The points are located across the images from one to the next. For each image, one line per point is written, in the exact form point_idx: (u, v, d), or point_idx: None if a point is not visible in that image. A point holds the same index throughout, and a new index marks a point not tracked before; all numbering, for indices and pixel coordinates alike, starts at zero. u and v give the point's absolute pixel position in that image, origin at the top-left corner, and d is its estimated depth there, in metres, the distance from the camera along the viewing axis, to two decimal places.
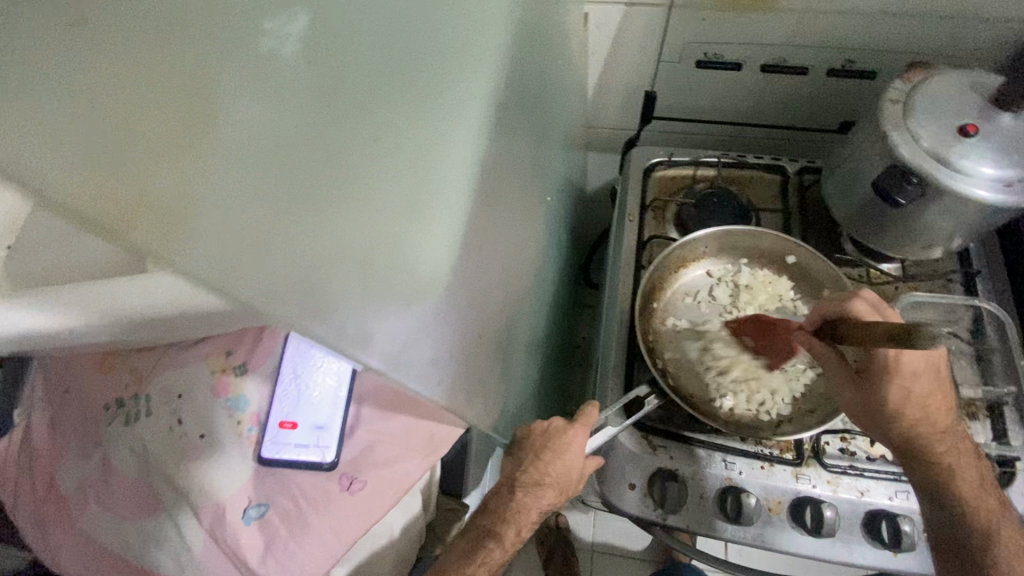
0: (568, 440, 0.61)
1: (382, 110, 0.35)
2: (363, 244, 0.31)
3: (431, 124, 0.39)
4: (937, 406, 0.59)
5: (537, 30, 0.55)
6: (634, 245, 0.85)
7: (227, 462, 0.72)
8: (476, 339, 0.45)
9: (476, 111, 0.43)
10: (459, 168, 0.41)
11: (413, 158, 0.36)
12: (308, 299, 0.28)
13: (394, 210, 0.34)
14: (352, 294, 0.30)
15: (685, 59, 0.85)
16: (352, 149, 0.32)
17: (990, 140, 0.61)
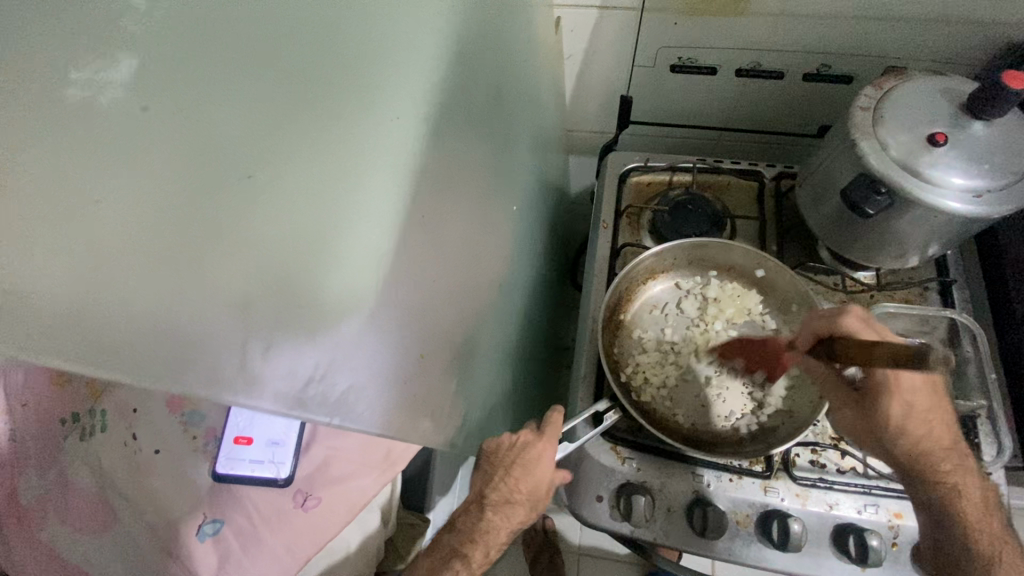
0: (536, 458, 0.58)
1: (279, 132, 0.34)
2: (247, 276, 0.30)
3: (342, 131, 0.36)
4: (937, 422, 0.56)
5: (493, 39, 0.54)
6: (608, 252, 0.84)
7: (183, 476, 0.76)
8: (420, 359, 0.43)
9: (407, 107, 0.39)
10: (385, 170, 0.37)
11: (316, 173, 0.34)
12: (175, 349, 0.28)
13: (294, 231, 0.32)
14: (228, 333, 0.29)
15: (659, 63, 0.83)
16: (232, 180, 0.32)
17: (959, 149, 0.60)
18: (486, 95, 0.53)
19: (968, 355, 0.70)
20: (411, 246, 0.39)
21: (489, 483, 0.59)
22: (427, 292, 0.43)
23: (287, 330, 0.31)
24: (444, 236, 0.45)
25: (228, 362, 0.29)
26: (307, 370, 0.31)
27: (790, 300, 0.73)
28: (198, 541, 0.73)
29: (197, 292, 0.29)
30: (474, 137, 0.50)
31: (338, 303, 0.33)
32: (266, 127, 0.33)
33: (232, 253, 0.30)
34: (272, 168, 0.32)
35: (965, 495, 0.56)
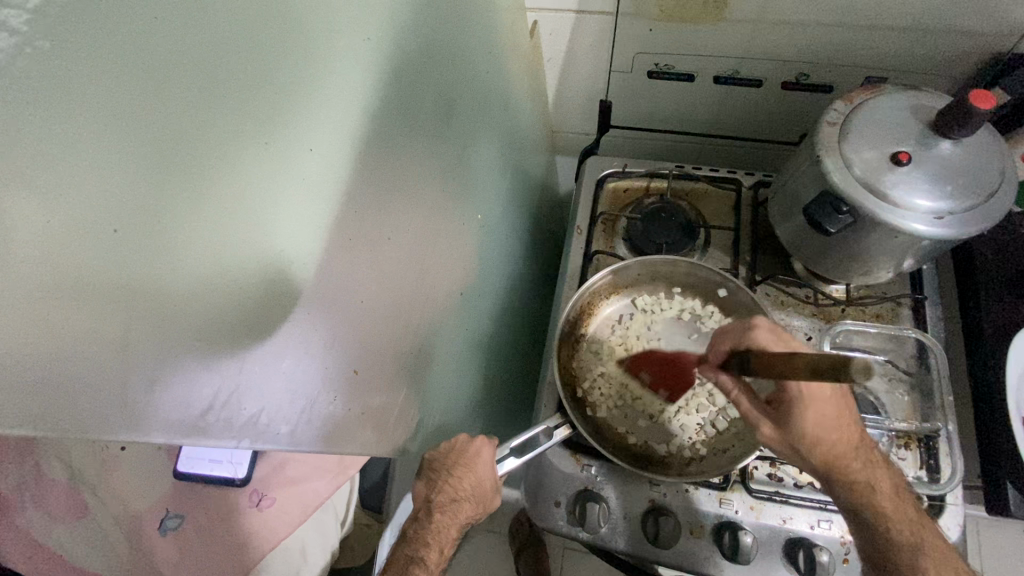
0: (475, 456, 0.62)
1: (224, 135, 0.29)
2: (181, 299, 0.27)
3: (283, 138, 0.33)
4: (845, 423, 0.53)
5: (445, 54, 0.54)
6: (580, 258, 0.83)
7: (148, 473, 0.80)
8: (356, 376, 0.44)
9: (341, 115, 0.39)
10: (320, 184, 0.37)
11: (247, 181, 0.31)
12: (106, 403, 0.25)
13: (221, 248, 0.30)
14: (156, 361, 0.26)
15: (637, 68, 0.83)
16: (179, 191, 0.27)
17: (922, 168, 0.59)
18: (437, 110, 0.53)
19: (934, 374, 0.70)
20: (332, 277, 0.39)
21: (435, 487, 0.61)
22: (365, 311, 0.44)
23: (201, 359, 0.29)
24: (382, 255, 0.45)
25: (118, 420, 0.26)
26: (205, 399, 0.29)
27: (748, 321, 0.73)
28: (159, 536, 0.77)
29: (82, 364, 0.24)
30: (421, 154, 0.51)
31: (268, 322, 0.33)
32: (180, 159, 0.27)
33: (142, 314, 0.25)
34: (186, 209, 0.27)
35: (878, 490, 0.54)
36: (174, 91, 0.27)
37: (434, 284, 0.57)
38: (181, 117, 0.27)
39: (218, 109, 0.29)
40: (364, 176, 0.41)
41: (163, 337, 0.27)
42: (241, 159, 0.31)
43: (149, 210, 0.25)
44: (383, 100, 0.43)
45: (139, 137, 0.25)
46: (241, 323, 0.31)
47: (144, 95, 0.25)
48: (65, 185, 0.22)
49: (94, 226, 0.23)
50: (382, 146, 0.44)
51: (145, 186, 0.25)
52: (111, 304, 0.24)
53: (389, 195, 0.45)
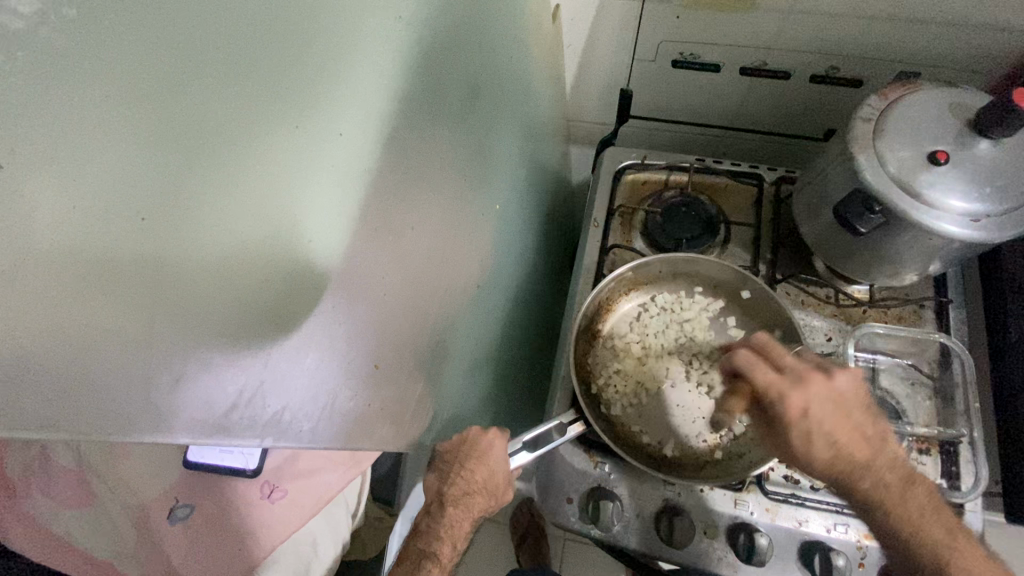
0: (486, 449, 0.58)
1: (256, 117, 0.28)
2: (206, 292, 0.26)
3: (315, 121, 0.32)
4: (853, 434, 0.50)
5: (471, 36, 0.52)
6: (597, 251, 0.82)
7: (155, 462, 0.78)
8: (376, 371, 0.43)
9: (374, 99, 0.37)
10: (349, 172, 0.35)
11: (277, 166, 0.29)
12: (131, 403, 0.24)
13: (248, 239, 0.28)
14: (186, 354, 0.25)
15: (661, 57, 0.80)
16: (206, 176, 0.25)
17: (961, 169, 0.57)
18: (460, 96, 0.51)
19: (957, 379, 0.68)
20: (357, 269, 0.37)
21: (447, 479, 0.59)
22: (387, 303, 0.42)
23: (224, 353, 0.27)
24: (404, 245, 0.44)
25: (145, 421, 0.24)
26: (230, 396, 0.28)
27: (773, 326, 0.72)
28: (168, 526, 0.76)
29: (109, 359, 0.22)
30: (444, 141, 0.49)
31: (296, 314, 0.32)
32: (209, 141, 0.25)
33: (167, 306, 0.24)
34: (213, 193, 0.26)
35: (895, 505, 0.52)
36: (202, 68, 0.25)
37: (453, 275, 0.56)
38: (211, 97, 0.26)
39: (246, 88, 0.27)
40: (391, 163, 0.39)
41: (190, 329, 0.25)
42: (272, 143, 0.29)
43: (175, 193, 0.24)
44: (410, 85, 0.41)
45: (167, 117, 0.24)
46: (269, 314, 0.30)
47: (173, 73, 0.24)
48: (88, 162, 0.21)
49: (120, 208, 0.22)
50: (408, 132, 0.42)
51: (172, 165, 0.24)
52: (136, 292, 0.23)
53: (413, 183, 0.43)
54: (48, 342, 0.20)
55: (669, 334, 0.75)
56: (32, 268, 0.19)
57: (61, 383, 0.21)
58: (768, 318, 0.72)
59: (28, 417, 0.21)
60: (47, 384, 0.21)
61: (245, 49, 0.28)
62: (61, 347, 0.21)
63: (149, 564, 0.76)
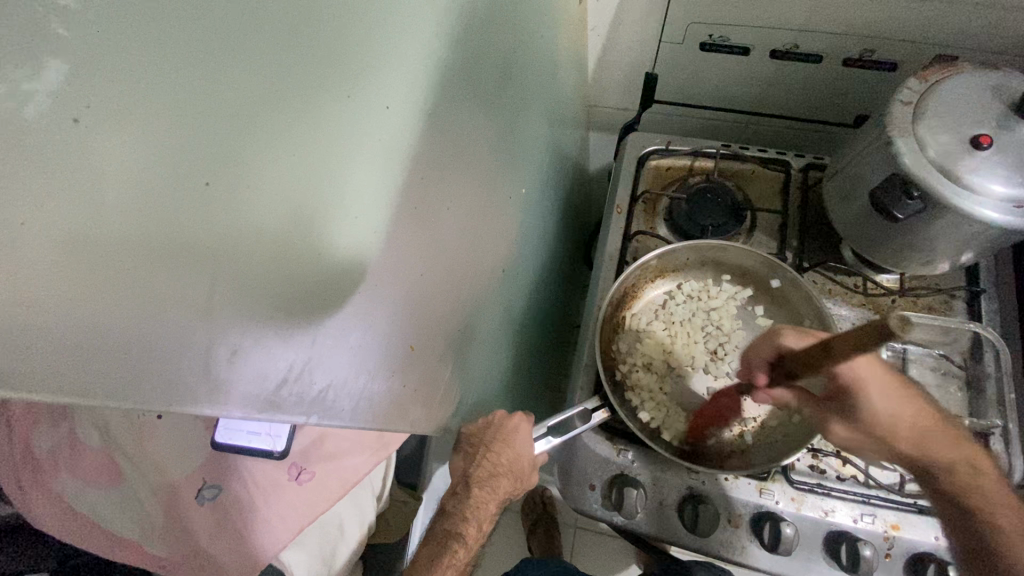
0: (513, 429, 0.58)
1: (306, 79, 0.27)
2: (255, 260, 0.25)
3: (362, 85, 0.30)
4: (907, 404, 0.55)
5: (505, 14, 0.51)
6: (621, 238, 0.81)
7: (182, 444, 0.79)
8: (411, 353, 0.43)
9: (418, 62, 0.35)
10: (394, 139, 0.34)
11: (329, 131, 0.28)
12: (181, 374, 0.23)
13: (299, 208, 0.27)
14: (233, 323, 0.24)
15: (689, 40, 0.78)
16: (257, 140, 0.24)
17: (1005, 153, 0.55)
18: (493, 75, 0.50)
19: (990, 370, 0.67)
20: (399, 245, 0.36)
21: (472, 460, 0.58)
22: (423, 283, 0.42)
23: (273, 326, 0.27)
24: (439, 227, 0.43)
25: (198, 391, 0.24)
26: (281, 371, 0.27)
27: (800, 316, 0.71)
28: (197, 506, 0.77)
29: (165, 328, 0.22)
30: (478, 121, 0.48)
31: (343, 289, 0.31)
32: (259, 111, 0.25)
33: (220, 275, 0.23)
34: (264, 161, 0.25)
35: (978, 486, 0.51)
36: (257, 34, 0.25)
37: (481, 259, 0.55)
38: (262, 64, 0.25)
39: (297, 56, 0.26)
40: (430, 137, 0.38)
41: (238, 300, 0.24)
42: (323, 114, 0.28)
43: (224, 160, 0.23)
44: (450, 60, 0.40)
45: (219, 79, 0.23)
46: (319, 292, 0.29)
47: (226, 37, 0.23)
48: (147, 124, 0.20)
49: (173, 171, 0.21)
50: (446, 110, 0.41)
51: (222, 131, 0.23)
52: (182, 261, 0.22)
53: (449, 164, 0.43)
54: (103, 306, 0.20)
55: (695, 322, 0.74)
56: (92, 230, 0.19)
57: (112, 349, 0.21)
58: (797, 309, 0.71)
59: (82, 381, 0.20)
60: (103, 348, 0.20)
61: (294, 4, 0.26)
62: (116, 312, 0.20)
63: (174, 544, 0.76)
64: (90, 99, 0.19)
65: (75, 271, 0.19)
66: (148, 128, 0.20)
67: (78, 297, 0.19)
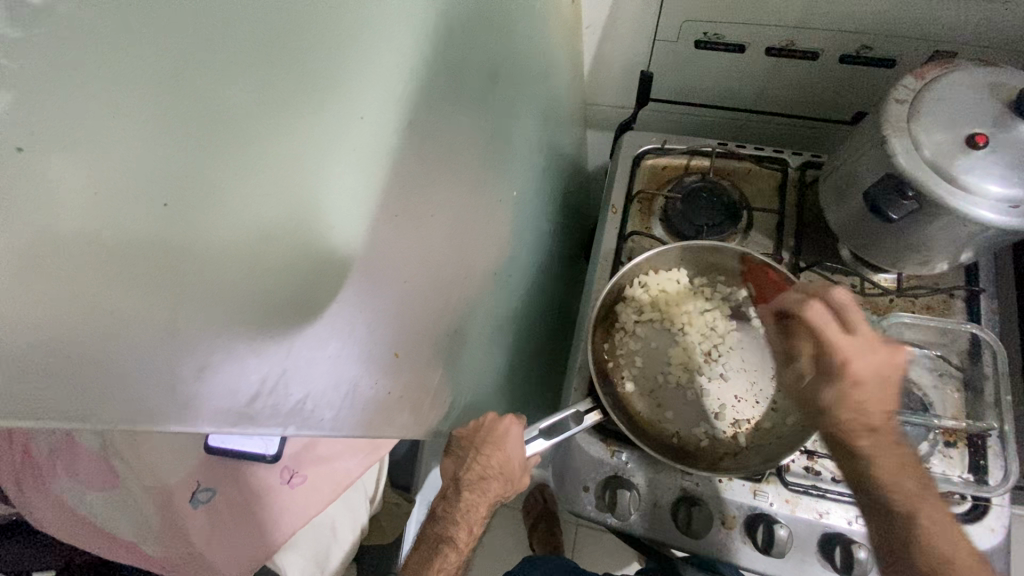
0: (504, 432, 0.58)
1: (275, 92, 0.27)
2: (223, 275, 0.25)
3: (333, 96, 0.30)
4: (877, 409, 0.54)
5: (491, 17, 0.50)
6: (616, 238, 0.80)
7: (177, 448, 0.79)
8: (396, 360, 0.42)
9: (395, 70, 0.35)
10: (368, 148, 0.34)
11: (298, 143, 0.28)
12: (147, 390, 0.23)
13: (268, 221, 0.27)
14: (200, 340, 0.24)
15: (683, 38, 0.78)
16: (224, 156, 0.24)
17: (1000, 152, 0.54)
18: (480, 79, 0.50)
19: (988, 371, 0.67)
20: (379, 252, 0.36)
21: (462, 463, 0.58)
22: (407, 291, 0.42)
23: (247, 342, 0.27)
24: (424, 232, 0.43)
25: (167, 409, 0.24)
26: (253, 385, 0.28)
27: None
28: (191, 509, 0.78)
29: (128, 346, 0.22)
30: (464, 125, 0.47)
31: (317, 299, 0.31)
32: (230, 129, 0.25)
33: (184, 292, 0.23)
34: (234, 175, 0.25)
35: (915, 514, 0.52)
36: (224, 51, 0.25)
37: (471, 262, 0.55)
38: (229, 78, 0.25)
39: (265, 71, 0.26)
40: (411, 145, 0.38)
41: (212, 314, 0.25)
42: (294, 128, 0.28)
43: (193, 176, 0.23)
44: (431, 67, 0.40)
45: (186, 96, 0.23)
46: (292, 303, 0.30)
47: (191, 55, 0.23)
48: (110, 149, 0.20)
49: (139, 192, 0.21)
50: (427, 115, 0.40)
51: (191, 150, 0.23)
52: (148, 279, 0.22)
53: (433, 169, 0.42)
54: (73, 331, 0.20)
55: (689, 323, 0.74)
56: (46, 257, 0.19)
57: (82, 368, 0.21)
58: None
59: (54, 407, 0.21)
60: (77, 373, 0.21)
61: (263, 20, 0.27)
62: (85, 336, 0.20)
63: (171, 546, 0.77)
64: (44, 133, 0.19)
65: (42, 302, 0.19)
66: (109, 151, 0.20)
67: (35, 319, 0.19)
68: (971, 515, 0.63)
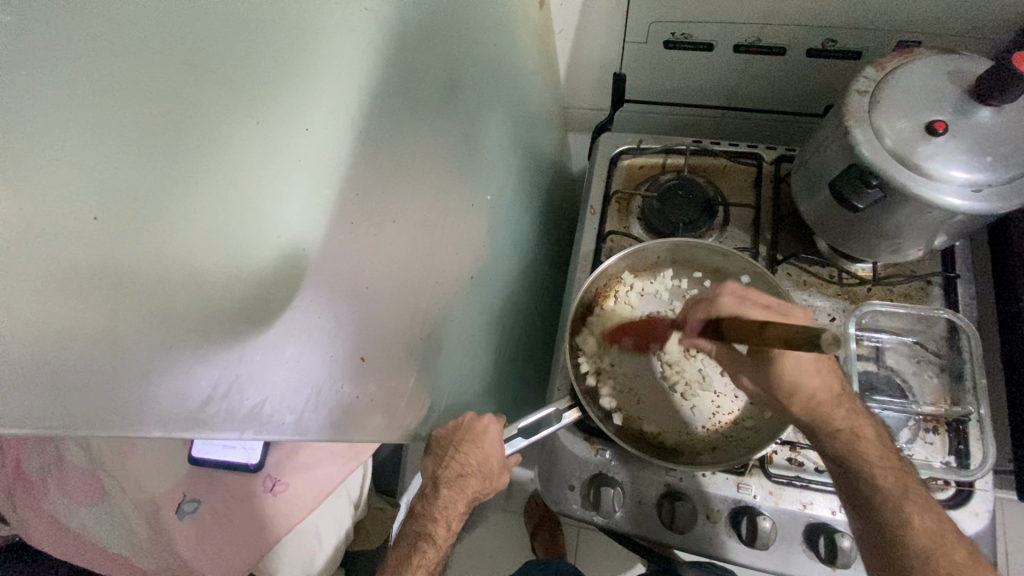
0: (482, 430, 0.59)
1: (215, 107, 0.28)
2: (166, 287, 0.26)
3: (277, 107, 0.32)
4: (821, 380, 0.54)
5: (449, 29, 0.52)
6: (594, 238, 0.81)
7: (164, 463, 0.81)
8: (362, 364, 0.43)
9: (344, 83, 0.37)
10: (318, 160, 0.35)
11: (239, 157, 0.30)
12: (92, 398, 0.24)
13: (210, 232, 0.28)
14: (148, 349, 0.26)
15: (652, 39, 0.79)
16: (163, 169, 0.26)
17: (959, 138, 0.55)
18: (440, 88, 0.51)
19: (966, 356, 0.67)
20: (335, 261, 0.37)
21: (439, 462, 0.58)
22: (370, 295, 0.42)
23: (194, 348, 0.28)
24: (385, 237, 0.43)
25: (117, 416, 0.25)
26: (204, 389, 0.29)
27: None
28: (176, 520, 0.80)
29: (74, 356, 0.23)
30: (426, 135, 0.48)
31: (267, 307, 0.32)
32: (167, 144, 0.26)
33: (126, 302, 0.24)
34: (174, 189, 0.26)
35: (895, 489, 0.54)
36: (156, 68, 0.26)
37: (442, 266, 0.55)
38: (163, 97, 0.26)
39: (201, 87, 0.27)
40: (366, 155, 0.39)
41: (157, 324, 0.26)
42: (233, 140, 0.29)
43: (131, 191, 0.24)
44: (385, 80, 0.41)
45: (120, 119, 0.24)
46: (241, 310, 0.31)
47: (127, 76, 0.24)
48: (44, 174, 0.22)
49: (73, 210, 0.23)
50: (383, 125, 0.41)
51: (129, 167, 0.24)
52: (85, 292, 0.23)
53: (393, 176, 0.43)
54: (22, 347, 0.22)
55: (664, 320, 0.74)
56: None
57: (29, 379, 0.22)
58: None
59: (14, 418, 0.22)
60: (33, 387, 0.22)
61: (201, 39, 0.28)
62: (34, 351, 0.22)
63: (160, 554, 0.79)
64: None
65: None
66: (38, 173, 0.22)
67: None
68: (954, 500, 0.63)
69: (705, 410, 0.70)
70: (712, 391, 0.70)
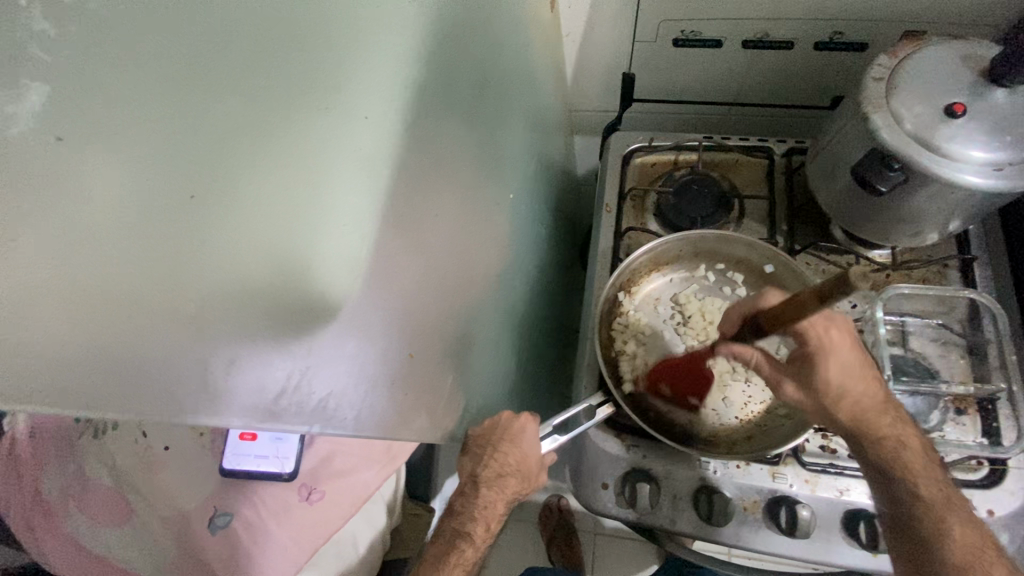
0: (520, 428, 0.58)
1: (277, 99, 0.30)
2: (242, 265, 0.28)
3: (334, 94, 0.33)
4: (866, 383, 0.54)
5: (477, 28, 0.52)
6: (612, 236, 0.81)
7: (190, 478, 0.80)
8: (409, 360, 0.43)
9: (396, 71, 0.37)
10: (378, 148, 0.35)
11: (303, 146, 0.31)
12: (173, 365, 0.27)
13: (282, 218, 0.30)
14: (225, 324, 0.28)
15: (661, 38, 0.80)
16: (233, 157, 0.28)
17: (978, 119, 0.56)
18: (470, 86, 0.51)
19: (989, 336, 0.67)
20: (390, 252, 0.37)
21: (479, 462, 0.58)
22: (418, 289, 0.42)
23: (270, 340, 0.30)
24: (427, 231, 0.43)
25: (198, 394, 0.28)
26: (279, 381, 0.31)
27: None
28: (208, 534, 0.78)
29: (152, 326, 0.26)
30: (460, 132, 0.48)
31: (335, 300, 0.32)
32: (233, 135, 0.28)
33: (205, 277, 0.27)
34: (245, 178, 0.29)
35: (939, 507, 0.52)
36: (221, 65, 0.29)
37: (475, 264, 0.55)
38: (224, 92, 0.28)
39: (262, 84, 0.30)
40: (415, 148, 0.39)
41: (229, 304, 0.28)
42: (297, 130, 0.31)
43: (205, 178, 0.27)
44: (427, 74, 0.41)
45: (189, 112, 0.27)
46: (308, 297, 0.31)
47: (196, 75, 0.28)
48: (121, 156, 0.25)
49: (157, 193, 0.26)
50: (425, 119, 0.41)
51: (199, 154, 0.27)
52: (163, 273, 0.26)
53: (434, 171, 0.43)
54: (93, 315, 0.25)
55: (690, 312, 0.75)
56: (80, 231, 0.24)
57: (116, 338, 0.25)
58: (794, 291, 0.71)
59: (103, 379, 0.26)
60: (94, 350, 0.25)
61: (259, 39, 0.31)
62: (104, 323, 0.25)
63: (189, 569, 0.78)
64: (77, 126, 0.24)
65: (27, 311, 0.23)
66: (118, 159, 0.25)
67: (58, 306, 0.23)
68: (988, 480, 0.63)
69: (737, 399, 0.70)
70: (744, 381, 0.71)
